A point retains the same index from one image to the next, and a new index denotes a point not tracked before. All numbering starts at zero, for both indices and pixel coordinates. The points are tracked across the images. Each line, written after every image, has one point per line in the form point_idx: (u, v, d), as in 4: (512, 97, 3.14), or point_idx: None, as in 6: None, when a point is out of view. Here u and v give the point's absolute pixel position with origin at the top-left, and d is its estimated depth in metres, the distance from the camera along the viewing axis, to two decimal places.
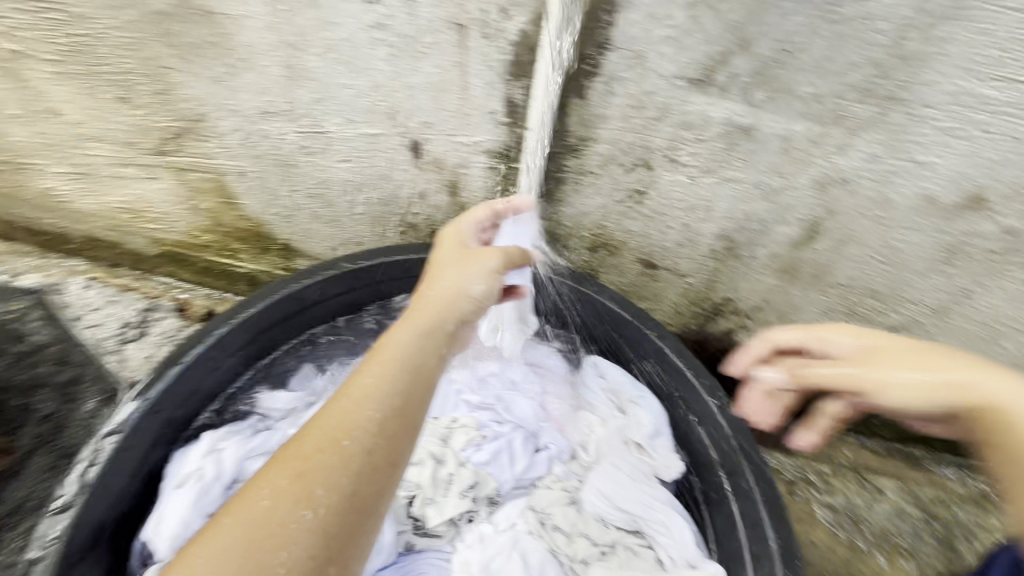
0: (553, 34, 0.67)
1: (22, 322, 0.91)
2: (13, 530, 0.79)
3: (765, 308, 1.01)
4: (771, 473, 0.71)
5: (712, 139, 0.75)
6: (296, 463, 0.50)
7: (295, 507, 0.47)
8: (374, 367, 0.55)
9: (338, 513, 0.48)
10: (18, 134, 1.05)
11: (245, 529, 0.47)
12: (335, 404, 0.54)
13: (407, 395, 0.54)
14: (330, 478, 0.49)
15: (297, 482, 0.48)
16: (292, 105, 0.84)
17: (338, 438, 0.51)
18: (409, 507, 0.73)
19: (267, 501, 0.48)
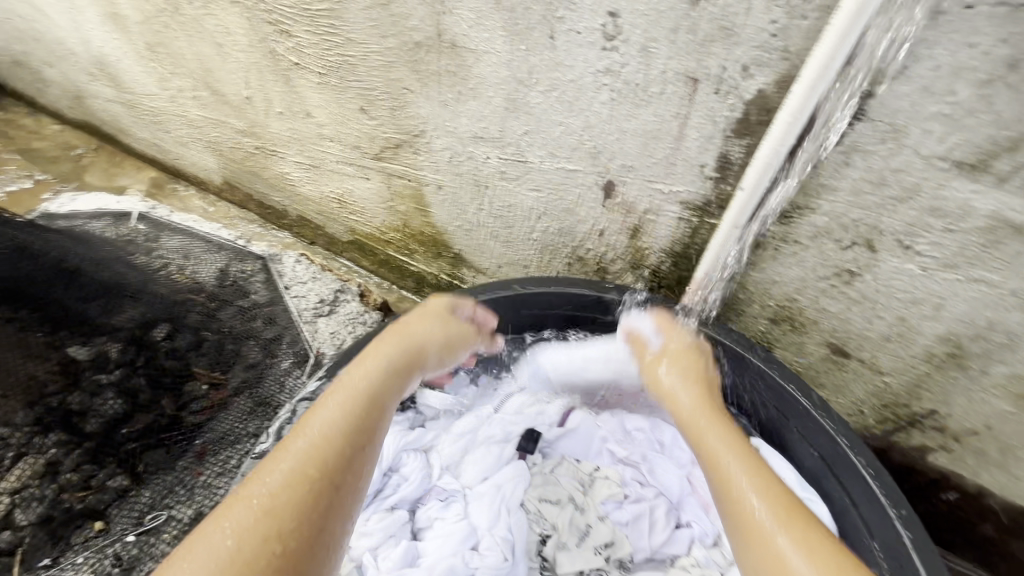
0: (803, 91, 0.59)
1: (249, 282, 1.13)
2: (215, 456, 0.91)
3: (982, 433, 0.84)
4: None
5: (967, 232, 0.64)
6: (255, 502, 0.49)
7: (267, 544, 0.47)
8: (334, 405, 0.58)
9: (302, 545, 0.49)
10: (276, 128, 1.28)
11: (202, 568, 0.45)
12: (291, 441, 0.55)
13: (364, 421, 0.59)
14: (299, 514, 0.50)
15: (267, 520, 0.48)
16: (502, 133, 0.90)
17: (306, 474, 0.52)
18: (541, 545, 0.76)
19: (231, 542, 0.47)
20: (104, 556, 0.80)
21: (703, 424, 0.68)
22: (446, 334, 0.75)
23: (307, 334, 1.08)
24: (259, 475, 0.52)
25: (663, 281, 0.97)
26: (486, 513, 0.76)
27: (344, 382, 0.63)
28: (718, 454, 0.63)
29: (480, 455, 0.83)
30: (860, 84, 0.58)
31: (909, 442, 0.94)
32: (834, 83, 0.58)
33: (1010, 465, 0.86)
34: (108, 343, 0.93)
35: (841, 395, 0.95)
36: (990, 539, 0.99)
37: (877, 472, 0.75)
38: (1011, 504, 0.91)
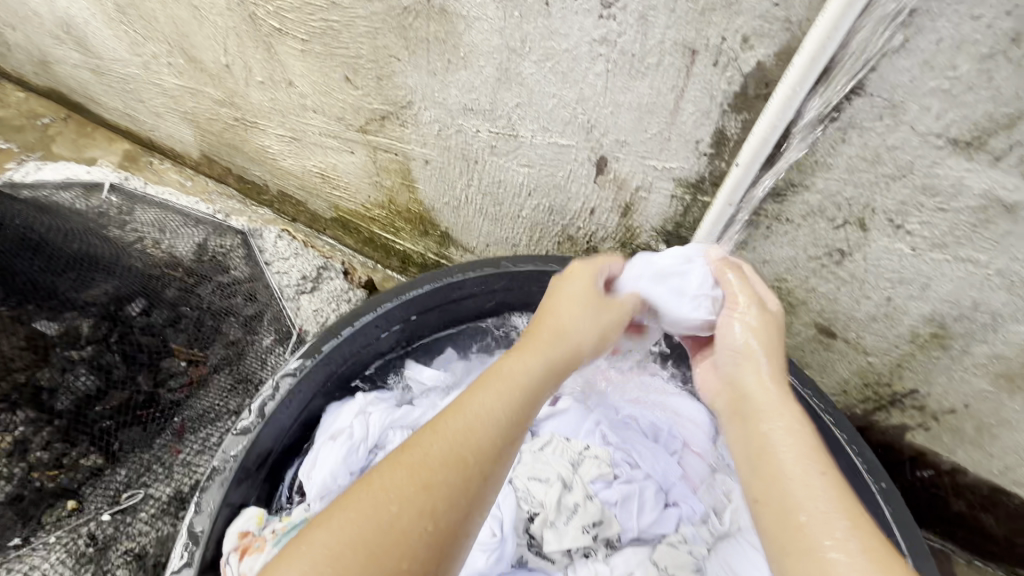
0: (803, 65, 0.59)
1: (228, 257, 1.09)
2: (195, 433, 0.91)
3: (960, 412, 0.86)
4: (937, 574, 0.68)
5: (958, 211, 0.64)
6: (412, 465, 0.50)
7: (422, 520, 0.48)
8: (494, 390, 0.56)
9: (445, 534, 0.48)
10: (256, 98, 1.23)
11: (363, 527, 0.47)
12: (454, 416, 0.54)
13: (521, 410, 0.56)
14: (450, 499, 0.49)
15: (425, 493, 0.49)
16: (493, 105, 0.88)
17: (463, 458, 0.51)
18: (528, 523, 0.71)
19: (395, 508, 0.48)
20: (78, 535, 0.78)
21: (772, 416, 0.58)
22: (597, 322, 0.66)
23: (289, 312, 1.07)
24: (418, 443, 0.52)
25: None
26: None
27: (503, 366, 0.59)
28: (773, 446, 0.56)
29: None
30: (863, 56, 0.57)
31: (889, 421, 0.95)
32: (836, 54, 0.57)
33: (986, 443, 0.88)
34: (78, 319, 0.86)
35: (825, 376, 0.96)
36: (961, 514, 1.02)
37: (859, 448, 0.76)
38: (983, 480, 0.94)
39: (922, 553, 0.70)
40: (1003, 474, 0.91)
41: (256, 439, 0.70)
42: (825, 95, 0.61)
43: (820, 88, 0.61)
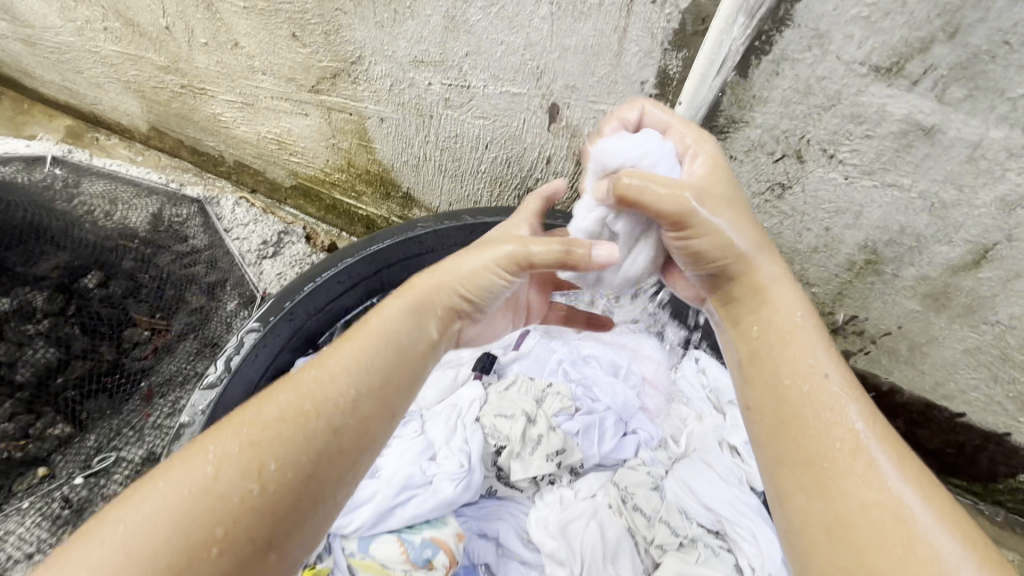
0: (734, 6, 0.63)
1: (185, 226, 1.08)
2: (163, 398, 0.89)
3: (895, 335, 0.93)
4: None
5: (883, 137, 0.68)
6: (250, 423, 0.46)
7: (243, 481, 0.43)
8: (356, 343, 0.53)
9: (287, 492, 0.44)
10: (201, 62, 1.19)
11: (180, 495, 0.42)
12: (307, 371, 0.51)
13: (384, 363, 0.53)
14: (282, 456, 0.45)
15: (249, 452, 0.44)
16: (444, 55, 0.88)
17: (302, 413, 0.47)
18: (495, 456, 0.75)
19: (212, 470, 0.43)
20: (52, 499, 0.80)
21: (799, 327, 0.54)
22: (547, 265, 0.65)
23: (252, 276, 1.07)
24: (259, 399, 0.48)
25: None
26: (440, 427, 0.75)
27: (371, 316, 0.57)
28: (797, 361, 0.52)
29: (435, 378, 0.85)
30: None
31: (833, 349, 1.02)
32: None
33: (918, 361, 0.95)
34: (31, 293, 0.88)
35: None
36: (900, 431, 1.10)
37: None
38: (918, 397, 1.02)
39: None
40: (935, 390, 0.98)
41: (223, 393, 0.72)
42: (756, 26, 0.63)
43: (755, 16, 0.62)
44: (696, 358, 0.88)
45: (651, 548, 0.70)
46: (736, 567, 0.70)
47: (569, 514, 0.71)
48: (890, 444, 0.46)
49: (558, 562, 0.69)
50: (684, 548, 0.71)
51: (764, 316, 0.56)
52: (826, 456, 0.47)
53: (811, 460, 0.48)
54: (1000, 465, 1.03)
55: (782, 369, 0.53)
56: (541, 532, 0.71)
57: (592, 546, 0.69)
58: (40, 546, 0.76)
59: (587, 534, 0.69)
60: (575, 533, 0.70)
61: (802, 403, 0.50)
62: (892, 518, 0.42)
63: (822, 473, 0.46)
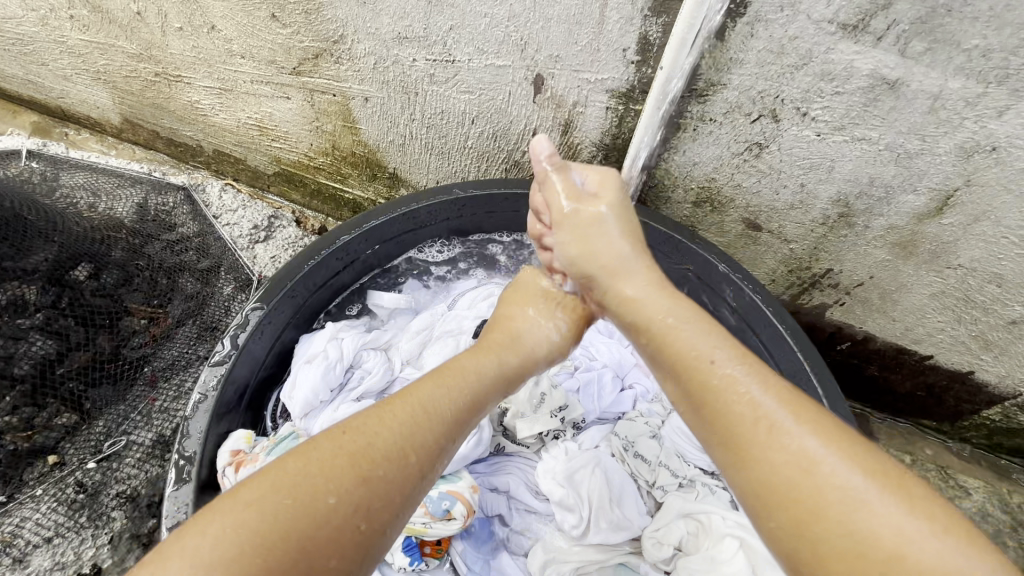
0: None
1: (172, 215, 1.08)
2: (169, 382, 0.92)
3: (867, 285, 0.99)
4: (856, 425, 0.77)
5: (852, 93, 0.73)
6: (345, 447, 0.51)
7: (353, 513, 0.48)
8: (448, 393, 0.59)
9: (379, 528, 0.49)
10: (176, 48, 1.17)
11: (296, 517, 0.46)
12: (402, 408, 0.55)
13: (468, 410, 0.60)
14: (386, 493, 0.50)
15: (364, 485, 0.49)
16: (428, 30, 0.89)
17: (406, 452, 0.52)
18: (502, 416, 0.80)
19: (333, 500, 0.47)
20: (66, 485, 0.82)
21: (679, 322, 0.61)
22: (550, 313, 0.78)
23: (247, 261, 1.07)
24: (370, 431, 0.52)
25: None
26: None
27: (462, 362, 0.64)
28: (699, 349, 0.58)
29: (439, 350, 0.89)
30: None
31: (811, 302, 1.08)
32: None
33: (889, 309, 1.01)
34: (24, 287, 0.83)
35: (756, 269, 1.07)
36: (874, 377, 1.17)
37: (784, 319, 0.84)
38: (890, 344, 1.09)
39: (836, 398, 0.78)
40: (905, 335, 1.05)
41: (233, 369, 0.73)
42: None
43: None
44: None
45: (653, 490, 0.76)
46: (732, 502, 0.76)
47: (576, 464, 0.73)
48: (793, 405, 0.52)
49: (567, 509, 0.71)
50: (684, 488, 0.76)
51: (650, 318, 0.64)
52: (738, 426, 0.52)
53: (728, 436, 0.52)
54: (965, 402, 1.11)
55: (689, 356, 0.58)
56: (551, 483, 0.73)
57: (598, 490, 0.72)
58: (59, 530, 0.80)
59: (593, 481, 0.72)
60: (581, 483, 0.72)
61: (712, 379, 0.56)
62: (805, 475, 0.47)
63: (743, 441, 0.51)
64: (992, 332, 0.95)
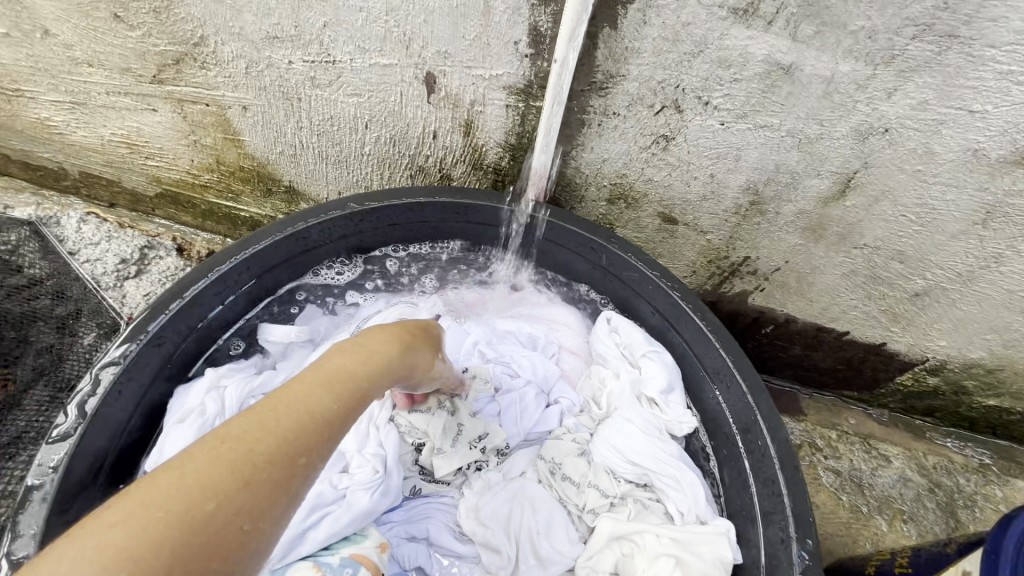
0: None
1: (18, 253, 0.89)
2: (11, 460, 0.76)
3: (784, 270, 0.99)
4: (789, 435, 0.71)
5: (750, 80, 0.70)
6: (223, 450, 0.39)
7: (236, 519, 0.37)
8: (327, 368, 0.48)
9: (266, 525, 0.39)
10: (7, 57, 0.99)
11: (159, 531, 0.35)
12: (283, 402, 0.44)
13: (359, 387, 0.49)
14: (271, 492, 0.40)
15: (246, 490, 0.38)
16: (300, 28, 0.79)
17: (297, 448, 0.42)
18: (416, 454, 0.73)
19: (211, 505, 0.37)
20: None
21: None
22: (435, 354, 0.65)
23: (114, 302, 0.90)
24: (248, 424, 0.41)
25: (505, 178, 0.95)
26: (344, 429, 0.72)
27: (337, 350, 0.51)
28: None
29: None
30: None
31: (733, 290, 1.08)
32: None
33: (806, 290, 1.02)
34: None
35: (678, 262, 1.05)
36: (798, 357, 1.20)
37: (705, 315, 0.81)
38: (809, 324, 1.11)
39: (759, 391, 0.75)
40: (823, 314, 1.07)
41: (83, 441, 0.61)
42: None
43: None
44: (608, 320, 0.91)
45: (584, 514, 0.73)
46: (666, 514, 0.74)
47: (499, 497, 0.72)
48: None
49: (492, 549, 0.70)
50: (615, 507, 0.74)
51: None
52: None
53: None
54: (881, 372, 1.15)
55: None
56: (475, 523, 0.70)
57: (523, 521, 0.71)
58: None
59: (519, 514, 0.71)
60: (505, 516, 0.71)
61: None
62: None
63: None
64: (899, 306, 0.98)
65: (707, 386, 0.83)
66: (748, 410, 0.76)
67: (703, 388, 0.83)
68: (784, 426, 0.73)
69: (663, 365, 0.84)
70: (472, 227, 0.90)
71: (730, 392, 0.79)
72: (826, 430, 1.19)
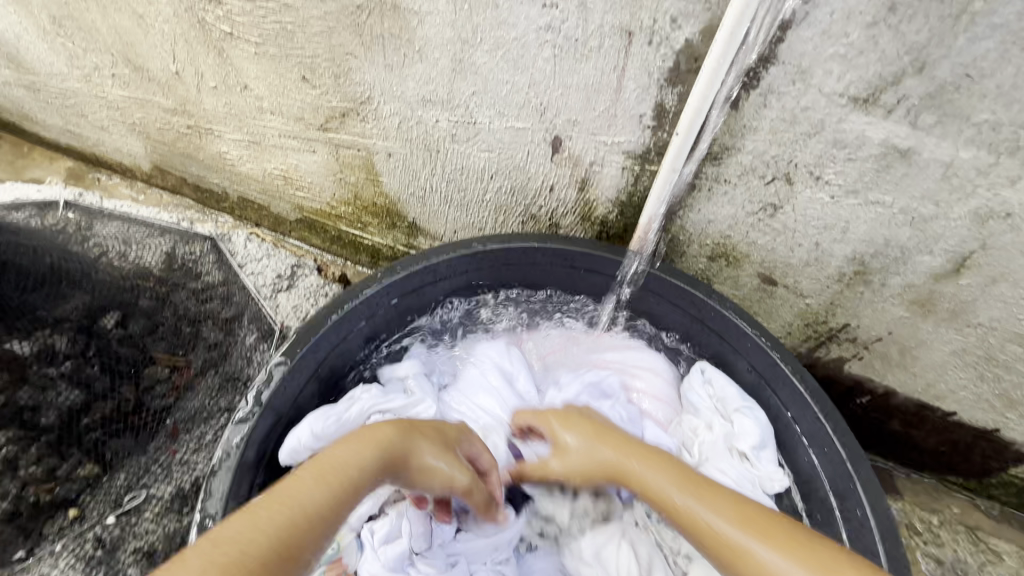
0: (738, 40, 0.66)
1: (198, 263, 1.11)
2: (189, 434, 0.91)
3: (886, 341, 0.99)
4: (890, 512, 0.75)
5: (864, 160, 0.74)
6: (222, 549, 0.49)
7: None
8: (324, 475, 0.59)
9: None
10: (210, 104, 1.23)
11: None
12: (274, 510, 0.53)
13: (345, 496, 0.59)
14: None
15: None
16: (451, 95, 0.93)
17: (279, 550, 0.51)
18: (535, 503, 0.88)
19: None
20: (85, 540, 0.80)
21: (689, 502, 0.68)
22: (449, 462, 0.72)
23: (269, 310, 1.07)
24: (249, 526, 0.51)
25: (611, 230, 1.04)
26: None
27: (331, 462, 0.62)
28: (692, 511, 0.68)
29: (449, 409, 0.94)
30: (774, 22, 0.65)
31: (829, 356, 1.07)
32: (769, 14, 0.64)
33: (909, 364, 1.01)
34: (53, 336, 0.89)
35: (772, 322, 1.07)
36: (895, 432, 1.15)
37: (803, 377, 0.85)
38: (910, 400, 1.08)
39: (859, 459, 0.78)
40: (927, 391, 1.04)
41: (256, 426, 0.75)
42: (752, 68, 0.70)
43: (750, 49, 0.67)
44: (702, 370, 0.96)
45: (678, 558, 0.83)
46: None
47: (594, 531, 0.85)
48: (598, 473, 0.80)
49: None
50: None
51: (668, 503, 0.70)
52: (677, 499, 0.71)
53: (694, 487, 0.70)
54: (991, 459, 1.09)
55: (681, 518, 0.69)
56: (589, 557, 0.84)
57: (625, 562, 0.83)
58: None
59: (620, 555, 0.83)
60: (608, 554, 0.84)
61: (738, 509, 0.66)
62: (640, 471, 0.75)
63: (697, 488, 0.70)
64: (1016, 391, 0.95)
65: (801, 448, 0.86)
66: (846, 478, 0.79)
67: (798, 450, 0.87)
68: (884, 497, 0.76)
69: (756, 421, 0.89)
70: (581, 272, 0.98)
71: (828, 457, 0.82)
72: (925, 514, 1.13)
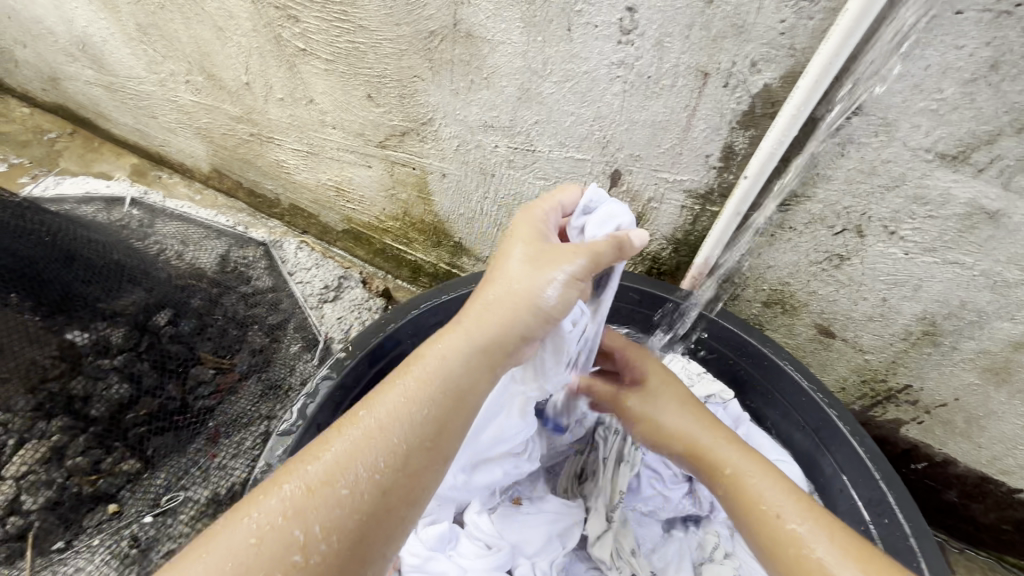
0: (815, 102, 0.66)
1: (251, 268, 1.16)
2: (232, 437, 0.93)
3: (951, 407, 0.93)
4: None
5: (946, 218, 0.71)
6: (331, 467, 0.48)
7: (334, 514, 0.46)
8: (411, 384, 0.53)
9: (355, 527, 0.46)
10: (274, 114, 1.27)
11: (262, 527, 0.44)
12: (377, 419, 0.50)
13: (445, 395, 0.53)
14: (369, 493, 0.47)
15: (336, 487, 0.47)
16: (513, 122, 0.94)
17: (390, 459, 0.49)
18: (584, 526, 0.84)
19: (299, 558, 0.44)
20: (121, 537, 0.81)
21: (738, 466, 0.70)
22: (537, 279, 0.59)
23: (315, 320, 1.14)
24: (353, 438, 0.49)
25: (662, 267, 1.02)
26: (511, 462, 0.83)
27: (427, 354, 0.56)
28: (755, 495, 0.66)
29: (514, 420, 0.73)
30: (855, 93, 0.65)
31: (885, 416, 1.01)
32: (852, 82, 0.64)
33: (975, 434, 0.94)
34: (109, 329, 0.90)
35: (826, 374, 1.02)
36: (952, 503, 1.08)
37: (862, 439, 0.80)
38: (973, 472, 1.00)
39: (926, 535, 0.72)
40: (992, 464, 0.97)
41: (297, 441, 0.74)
42: (833, 118, 0.68)
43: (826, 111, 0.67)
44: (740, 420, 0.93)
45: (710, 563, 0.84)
46: None
47: (616, 531, 0.83)
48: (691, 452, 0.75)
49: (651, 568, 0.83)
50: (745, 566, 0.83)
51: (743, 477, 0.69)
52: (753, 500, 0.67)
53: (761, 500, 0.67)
54: None
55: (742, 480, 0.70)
56: (614, 560, 0.81)
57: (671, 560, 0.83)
58: None
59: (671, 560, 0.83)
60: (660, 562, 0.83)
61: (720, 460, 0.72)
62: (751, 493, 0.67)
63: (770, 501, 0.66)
64: None
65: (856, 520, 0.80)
66: (909, 555, 0.72)
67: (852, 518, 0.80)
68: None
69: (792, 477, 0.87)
70: (631, 309, 0.95)
71: (888, 529, 0.75)
72: None
